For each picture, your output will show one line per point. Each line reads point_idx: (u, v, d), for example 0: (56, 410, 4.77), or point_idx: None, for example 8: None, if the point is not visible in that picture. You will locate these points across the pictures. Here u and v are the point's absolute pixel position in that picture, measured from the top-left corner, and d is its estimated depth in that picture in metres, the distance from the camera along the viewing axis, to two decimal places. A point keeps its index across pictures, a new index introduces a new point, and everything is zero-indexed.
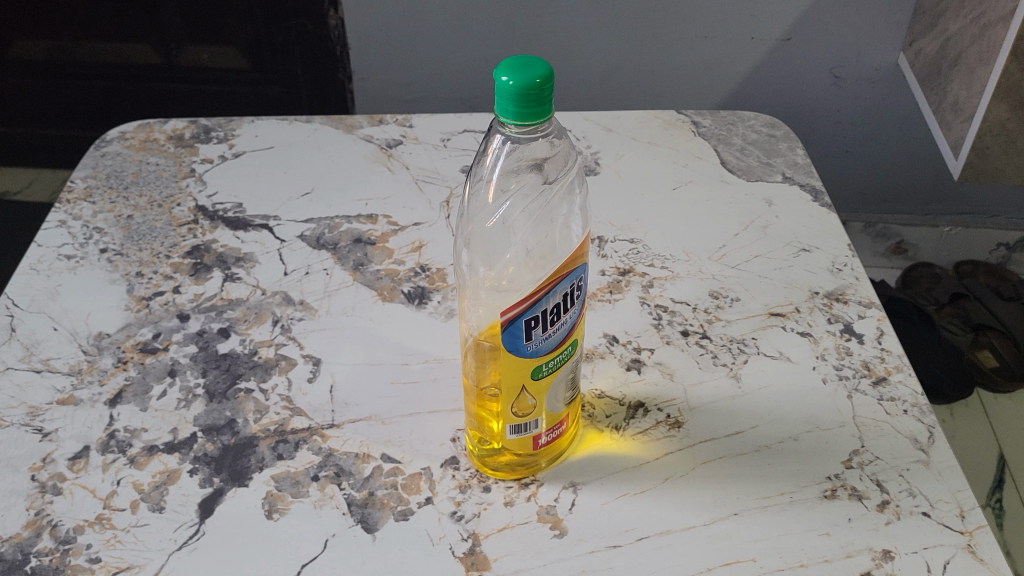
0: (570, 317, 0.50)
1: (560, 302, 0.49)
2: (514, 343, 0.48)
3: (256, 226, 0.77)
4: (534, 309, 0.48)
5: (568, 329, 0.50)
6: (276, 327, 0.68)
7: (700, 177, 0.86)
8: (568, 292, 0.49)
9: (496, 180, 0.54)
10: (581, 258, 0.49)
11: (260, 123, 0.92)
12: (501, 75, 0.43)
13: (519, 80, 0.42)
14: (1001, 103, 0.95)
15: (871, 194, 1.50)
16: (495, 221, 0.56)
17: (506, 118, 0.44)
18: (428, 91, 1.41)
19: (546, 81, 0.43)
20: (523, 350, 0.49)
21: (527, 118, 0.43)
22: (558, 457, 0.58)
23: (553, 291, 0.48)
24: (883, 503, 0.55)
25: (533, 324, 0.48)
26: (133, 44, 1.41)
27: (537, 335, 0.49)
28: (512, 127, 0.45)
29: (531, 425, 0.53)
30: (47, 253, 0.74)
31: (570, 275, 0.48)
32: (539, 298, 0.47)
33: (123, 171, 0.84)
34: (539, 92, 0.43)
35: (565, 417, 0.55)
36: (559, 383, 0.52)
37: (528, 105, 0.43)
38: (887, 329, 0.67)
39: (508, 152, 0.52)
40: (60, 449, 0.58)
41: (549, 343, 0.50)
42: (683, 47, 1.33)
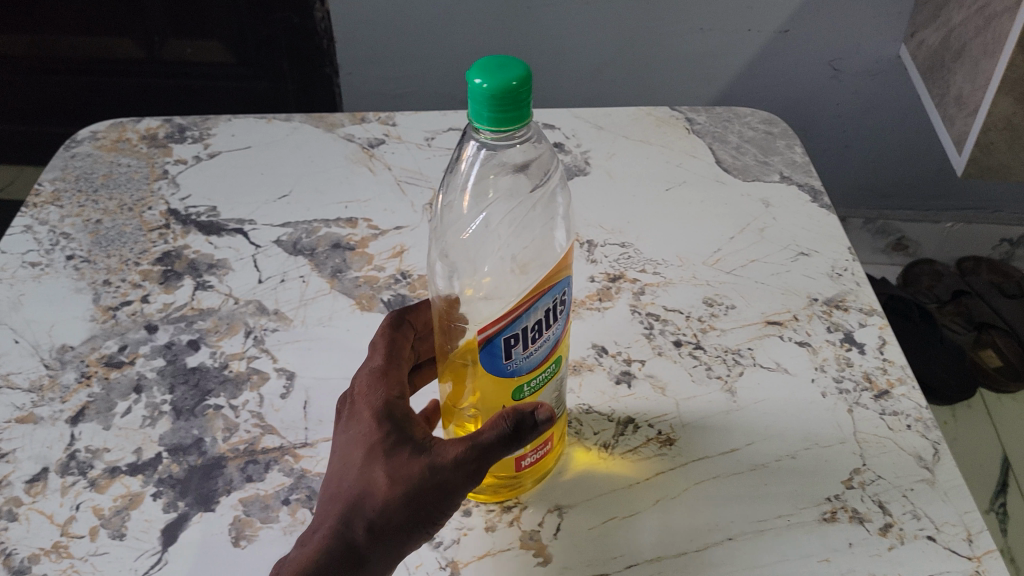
0: (553, 331, 0.47)
1: (543, 317, 0.45)
2: (492, 361, 0.46)
3: (230, 231, 0.74)
4: (514, 327, 0.44)
5: (551, 346, 0.47)
6: (249, 338, 0.65)
7: (694, 177, 0.82)
8: (550, 306, 0.45)
9: (473, 187, 0.51)
10: (564, 270, 0.46)
11: (237, 122, 0.89)
12: (474, 78, 0.40)
13: (493, 82, 0.39)
14: (1005, 97, 0.91)
15: (871, 189, 1.47)
16: (473, 231, 0.52)
17: (480, 124, 0.41)
18: (416, 86, 1.38)
19: (523, 83, 0.40)
20: (501, 367, 0.46)
21: (503, 124, 0.40)
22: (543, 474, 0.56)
23: (535, 306, 0.44)
24: (886, 526, 0.52)
25: (512, 341, 0.45)
26: (119, 40, 1.41)
27: (518, 353, 0.46)
28: (486, 134, 0.42)
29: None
30: (11, 261, 0.71)
31: (552, 287, 0.45)
32: (518, 316, 0.44)
33: (94, 173, 0.80)
34: (516, 95, 0.39)
35: (550, 436, 0.52)
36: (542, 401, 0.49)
37: (504, 109, 0.40)
38: (890, 338, 0.64)
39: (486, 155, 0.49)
40: (16, 471, 0.55)
41: (529, 360, 0.47)
42: (678, 38, 1.29)
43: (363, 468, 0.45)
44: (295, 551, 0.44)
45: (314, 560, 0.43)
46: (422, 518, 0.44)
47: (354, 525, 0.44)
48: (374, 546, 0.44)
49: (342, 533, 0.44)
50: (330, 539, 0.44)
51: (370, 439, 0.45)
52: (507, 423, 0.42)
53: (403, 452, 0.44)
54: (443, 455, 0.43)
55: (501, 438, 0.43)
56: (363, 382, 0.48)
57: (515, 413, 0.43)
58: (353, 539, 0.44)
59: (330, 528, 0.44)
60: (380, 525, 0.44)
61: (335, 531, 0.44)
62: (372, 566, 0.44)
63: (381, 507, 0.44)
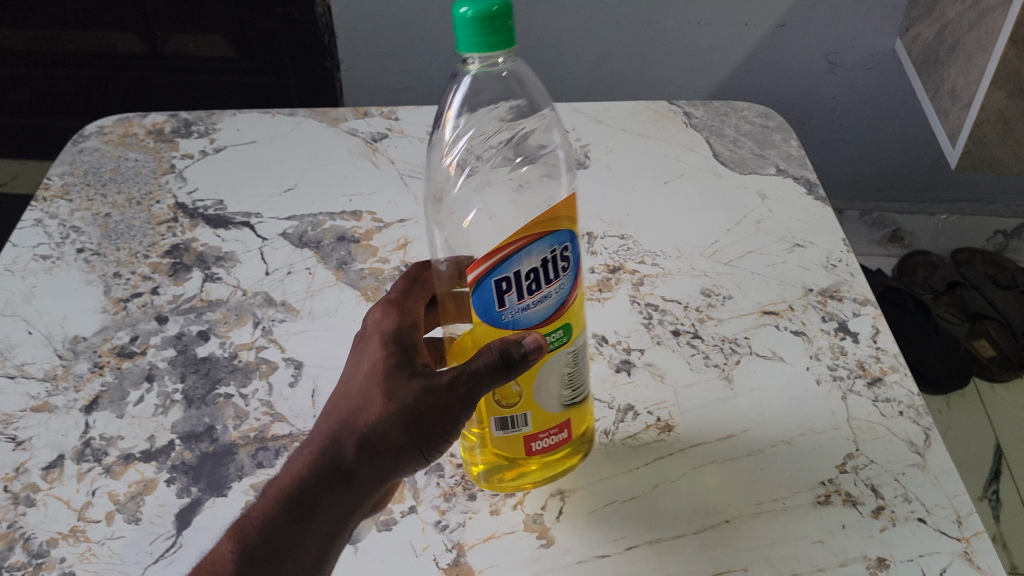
0: (555, 289, 0.45)
1: (539, 267, 0.44)
2: (485, 307, 0.44)
3: (237, 224, 0.76)
4: (504, 270, 0.43)
5: (554, 306, 0.45)
6: (257, 329, 0.66)
7: (692, 170, 0.84)
8: (548, 256, 0.44)
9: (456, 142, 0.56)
10: (564, 219, 0.44)
11: (242, 117, 0.90)
12: (459, 7, 0.41)
13: (476, 9, 0.40)
14: (999, 90, 0.93)
15: (867, 181, 1.48)
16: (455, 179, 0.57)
17: (467, 50, 0.42)
18: (417, 80, 1.39)
19: (504, 9, 0.41)
20: (494, 315, 0.45)
21: (488, 49, 0.41)
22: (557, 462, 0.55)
23: (526, 249, 0.43)
24: (878, 508, 0.53)
25: (504, 286, 0.44)
26: (117, 34, 1.39)
27: (512, 302, 0.44)
28: (473, 61, 0.45)
29: (519, 423, 0.47)
30: (22, 254, 0.72)
31: (549, 236, 0.44)
32: (507, 255, 0.43)
33: (101, 167, 0.82)
34: (498, 21, 0.41)
35: (566, 423, 0.50)
36: (550, 376, 0.47)
37: (488, 35, 0.41)
38: (883, 327, 0.66)
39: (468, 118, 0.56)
40: (33, 458, 0.57)
41: (527, 315, 0.45)
42: (676, 33, 1.31)
43: (363, 388, 0.47)
44: (289, 461, 0.47)
45: (304, 469, 0.45)
46: (413, 438, 0.45)
47: (345, 442, 0.46)
48: (362, 462, 0.46)
49: (333, 448, 0.46)
50: (321, 452, 0.46)
51: (373, 365, 0.48)
52: (494, 352, 0.43)
53: (402, 378, 0.47)
54: (438, 381, 0.45)
55: (491, 366, 0.43)
56: (379, 319, 0.52)
57: (503, 343, 0.44)
58: (342, 454, 0.46)
59: (323, 442, 0.46)
60: (370, 441, 0.46)
61: (328, 444, 0.46)
62: (359, 481, 0.46)
63: (372, 424, 0.46)
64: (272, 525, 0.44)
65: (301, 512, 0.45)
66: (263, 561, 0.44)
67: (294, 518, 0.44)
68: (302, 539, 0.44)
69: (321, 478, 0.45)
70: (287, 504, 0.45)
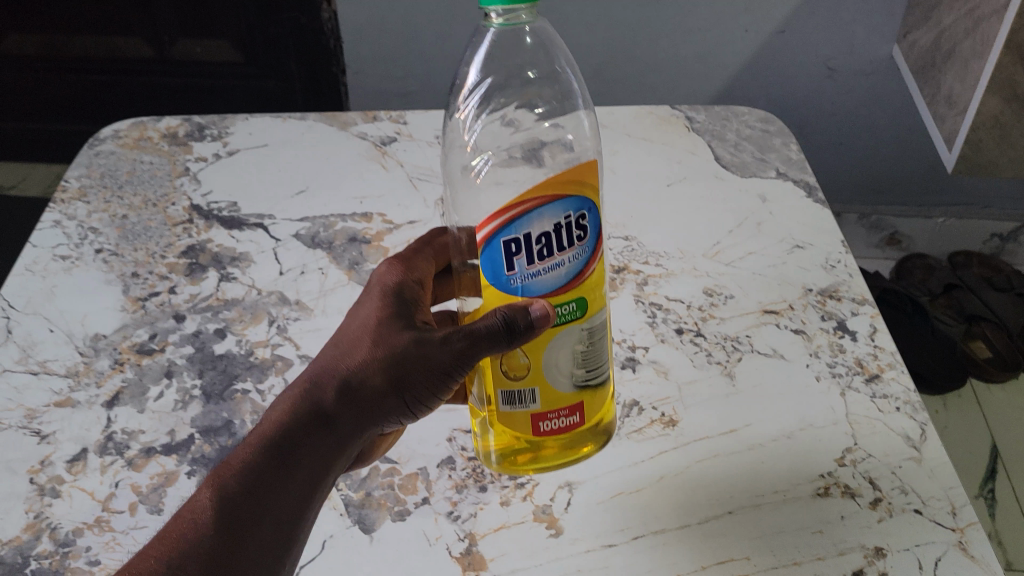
0: (570, 258, 0.45)
1: (552, 232, 0.44)
2: (495, 269, 0.45)
3: (251, 225, 0.78)
4: (513, 231, 0.44)
5: (567, 275, 0.45)
6: (272, 327, 0.68)
7: (695, 173, 0.86)
8: (562, 223, 0.44)
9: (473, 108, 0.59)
10: (581, 187, 0.44)
11: (255, 121, 0.92)
12: None
13: None
14: (994, 96, 0.95)
15: (865, 185, 1.50)
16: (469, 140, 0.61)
17: (492, 5, 0.41)
18: (422, 85, 1.41)
19: None
20: (503, 279, 0.45)
21: (512, 4, 0.41)
22: (569, 449, 0.53)
23: (537, 212, 0.43)
24: (876, 500, 0.55)
25: (514, 249, 0.44)
26: (125, 39, 1.42)
27: (522, 266, 0.44)
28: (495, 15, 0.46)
29: (526, 398, 0.47)
30: (42, 254, 0.74)
31: (563, 201, 0.44)
32: (515, 216, 0.43)
33: (118, 170, 0.84)
34: None
35: (579, 405, 0.49)
36: (560, 350, 0.47)
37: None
38: (880, 326, 0.68)
39: (491, 77, 0.57)
40: (57, 452, 0.58)
41: (538, 282, 0.45)
42: (677, 39, 1.33)
43: (353, 340, 0.50)
44: (275, 403, 0.49)
45: (288, 413, 0.48)
46: (398, 389, 0.48)
47: (329, 387, 0.48)
48: (342, 409, 0.48)
49: (317, 392, 0.48)
50: (305, 396, 0.48)
51: (367, 320, 0.51)
52: (500, 318, 0.44)
53: (393, 333, 0.49)
54: (429, 339, 0.48)
55: (493, 330, 0.44)
56: (380, 280, 0.54)
57: (511, 310, 0.44)
58: (325, 399, 0.48)
59: (308, 386, 0.49)
60: (356, 389, 0.48)
61: (313, 390, 0.49)
62: (339, 428, 0.48)
63: (358, 373, 0.48)
64: (254, 466, 0.47)
65: (282, 454, 0.47)
66: (241, 500, 0.46)
67: (276, 459, 0.47)
68: (282, 479, 0.47)
69: (303, 420, 0.48)
70: (269, 447, 0.47)
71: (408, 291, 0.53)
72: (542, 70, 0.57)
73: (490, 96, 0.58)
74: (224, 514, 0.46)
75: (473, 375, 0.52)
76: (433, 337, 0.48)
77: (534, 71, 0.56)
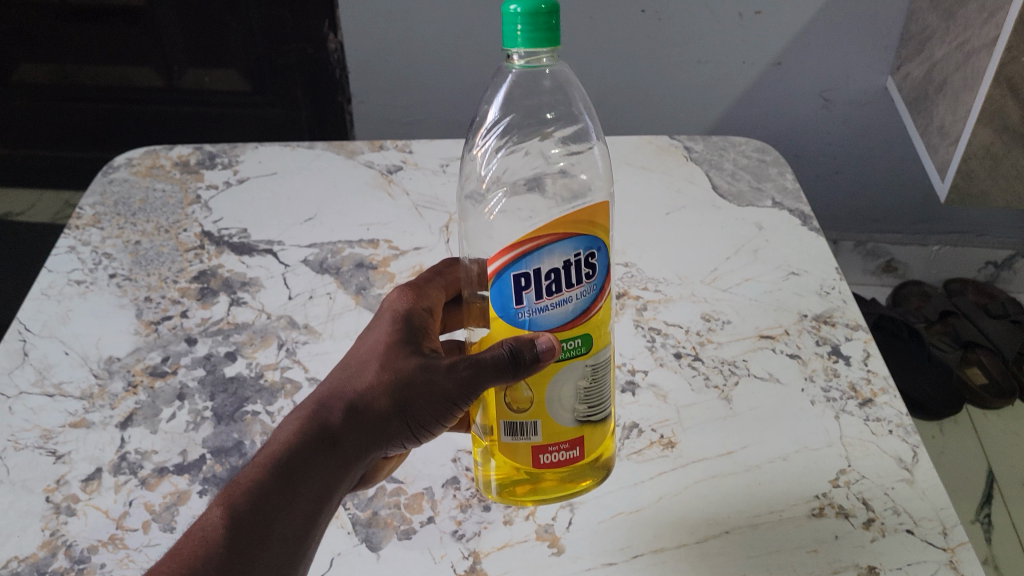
0: (577, 295, 0.47)
1: (561, 270, 0.46)
2: (503, 302, 0.47)
3: (261, 251, 0.80)
4: (523, 266, 0.46)
5: (574, 311, 0.47)
6: (281, 350, 0.70)
7: (693, 202, 0.88)
8: (570, 261, 0.46)
9: (490, 144, 0.61)
10: (590, 227, 0.46)
11: (264, 150, 0.96)
12: (509, 4, 0.43)
13: (526, 5, 0.43)
14: (985, 128, 0.97)
15: (861, 213, 1.52)
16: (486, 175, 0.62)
17: (515, 44, 0.44)
18: (426, 114, 1.44)
19: (552, 9, 0.43)
20: (511, 312, 0.47)
21: (534, 43, 0.43)
22: (568, 482, 0.54)
23: (548, 249, 0.45)
24: (869, 520, 0.57)
25: (523, 283, 0.46)
26: (136, 68, 1.44)
27: (530, 300, 0.46)
28: (517, 56, 0.48)
29: (528, 430, 0.49)
30: (58, 279, 0.76)
31: (574, 240, 0.46)
32: (526, 252, 0.45)
33: (131, 198, 0.87)
34: (546, 19, 0.43)
35: (580, 440, 0.50)
36: (564, 385, 0.48)
37: (538, 32, 0.43)
38: (874, 351, 0.70)
39: (509, 116, 0.60)
40: (72, 471, 0.59)
41: (545, 316, 0.47)
42: (675, 70, 1.36)
43: (361, 365, 0.51)
44: (283, 424, 0.51)
45: (297, 433, 0.49)
46: (404, 414, 0.50)
47: (337, 410, 0.50)
48: (349, 432, 0.50)
49: (325, 414, 0.50)
50: (314, 417, 0.50)
51: (375, 347, 0.53)
52: (505, 349, 0.46)
53: (400, 360, 0.51)
54: (436, 367, 0.50)
55: (500, 361, 0.46)
56: (388, 309, 0.56)
57: (518, 342, 0.46)
58: (333, 422, 0.50)
59: (317, 408, 0.50)
60: (363, 412, 0.50)
61: (321, 411, 0.50)
62: (345, 449, 0.50)
63: (365, 396, 0.50)
64: (263, 483, 0.47)
65: (290, 470, 0.48)
66: (248, 513, 0.46)
67: (284, 477, 0.48)
68: (289, 497, 0.48)
69: (311, 441, 0.49)
70: (277, 463, 0.48)
71: (416, 319, 0.55)
72: (560, 112, 0.60)
73: (507, 135, 0.61)
74: (232, 527, 0.46)
75: (476, 405, 0.54)
76: (440, 365, 0.50)
77: (552, 112, 0.60)
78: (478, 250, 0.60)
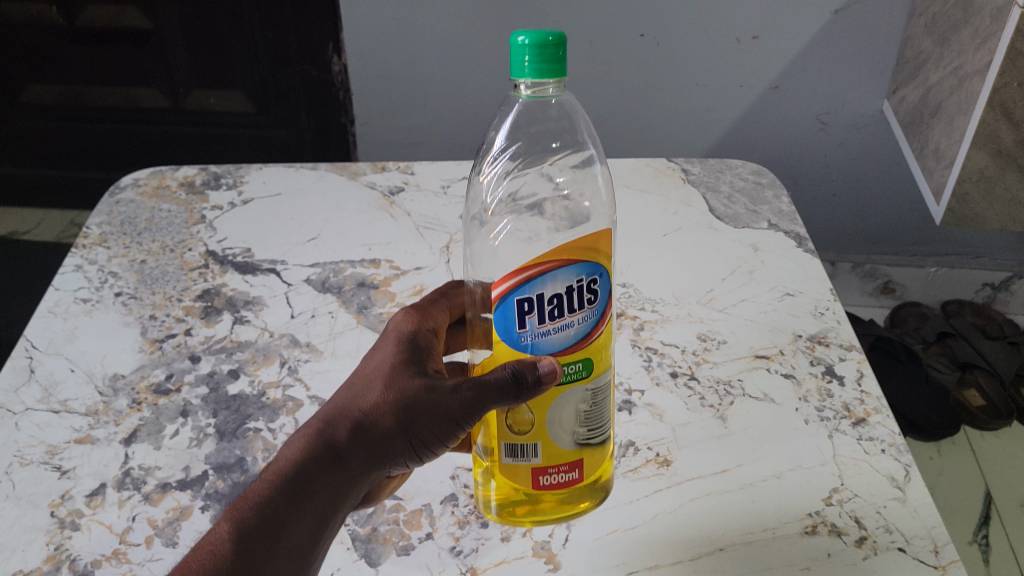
0: (579, 319, 0.48)
1: (564, 294, 0.47)
2: (507, 326, 0.48)
3: (264, 271, 0.81)
4: (527, 291, 0.47)
5: (576, 335, 0.48)
6: (284, 368, 0.71)
7: (690, 224, 0.90)
8: (574, 286, 0.47)
9: (497, 172, 0.63)
10: (593, 254, 0.47)
11: (268, 171, 0.98)
12: (518, 36, 0.45)
13: (533, 37, 0.44)
14: (979, 151, 0.99)
15: (859, 236, 1.53)
16: (492, 202, 0.64)
17: (521, 74, 0.45)
18: (428, 135, 1.46)
19: (559, 40, 0.44)
20: (514, 336, 0.48)
21: (540, 74, 0.45)
22: (567, 504, 0.55)
23: (552, 274, 0.46)
24: (861, 539, 0.57)
25: (527, 307, 0.47)
26: (142, 90, 1.46)
27: (533, 324, 0.48)
28: (523, 86, 0.50)
29: (528, 452, 0.50)
30: (64, 297, 0.78)
31: (577, 265, 0.47)
32: (530, 277, 0.46)
33: (137, 218, 0.88)
34: (553, 50, 0.44)
35: (579, 462, 0.51)
36: (565, 409, 0.49)
37: (544, 62, 0.44)
38: (867, 371, 0.71)
39: (515, 144, 0.61)
40: (77, 487, 0.60)
41: (548, 340, 0.48)
42: (673, 93, 1.38)
43: (368, 383, 0.52)
44: (290, 440, 0.52)
45: (304, 450, 0.50)
46: (408, 433, 0.51)
47: (343, 428, 0.51)
48: (355, 449, 0.51)
49: (331, 432, 0.51)
50: (321, 435, 0.51)
51: (381, 366, 0.53)
52: (508, 372, 0.47)
53: (406, 379, 0.52)
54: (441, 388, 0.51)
55: (502, 383, 0.47)
56: (395, 328, 0.57)
57: (520, 365, 0.47)
58: (338, 440, 0.51)
59: (324, 426, 0.51)
60: (368, 430, 0.51)
61: (327, 429, 0.51)
62: (350, 466, 0.51)
63: (371, 415, 0.51)
64: (270, 499, 0.49)
65: (297, 486, 0.49)
66: (255, 529, 0.48)
67: (291, 493, 0.49)
68: (295, 513, 0.49)
69: (317, 458, 0.50)
70: (284, 480, 0.49)
71: (421, 340, 0.56)
72: (566, 141, 0.61)
73: (515, 164, 0.63)
74: (240, 542, 0.47)
75: (478, 426, 0.55)
76: (444, 385, 0.51)
77: (557, 141, 0.61)
78: (482, 272, 0.61)
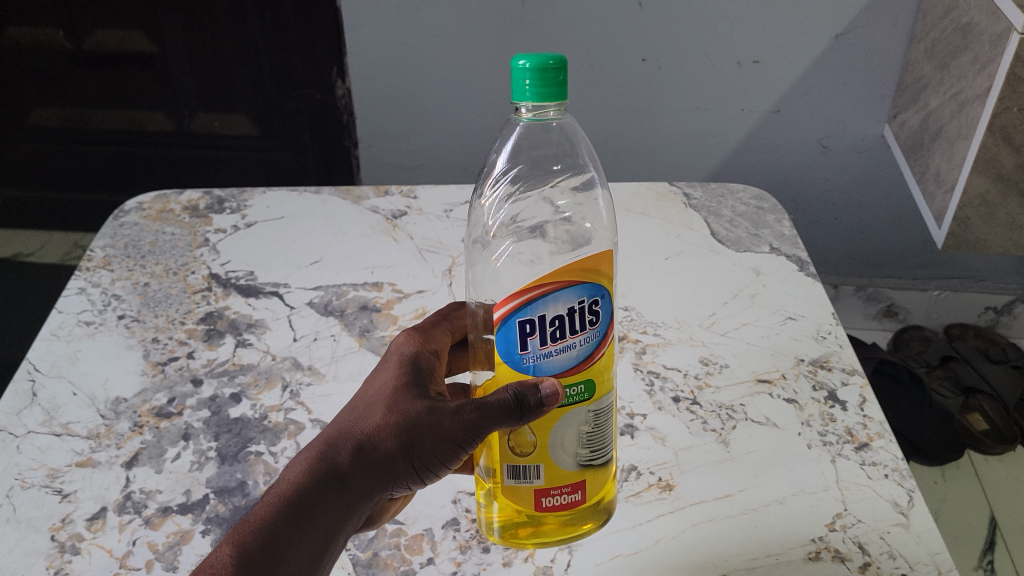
0: (580, 341, 0.48)
1: (565, 316, 0.47)
2: (509, 348, 0.48)
3: (267, 294, 0.82)
4: (528, 313, 0.47)
5: (577, 357, 0.48)
6: (285, 392, 0.71)
7: (692, 247, 0.90)
8: (574, 307, 0.47)
9: (500, 194, 0.64)
10: (592, 275, 0.48)
11: (272, 195, 0.98)
12: (519, 60, 0.45)
13: (534, 61, 0.44)
14: (980, 176, 0.99)
15: (861, 259, 1.54)
16: (495, 223, 0.64)
17: (522, 98, 0.45)
18: (431, 159, 1.47)
19: (559, 63, 0.45)
20: (516, 358, 0.48)
21: (541, 98, 0.45)
22: (569, 526, 0.55)
23: (553, 296, 0.47)
24: (865, 564, 0.57)
25: (528, 329, 0.47)
26: (146, 113, 1.47)
27: (535, 346, 0.48)
28: (524, 110, 0.50)
29: (531, 474, 0.50)
30: (68, 320, 0.78)
31: (578, 287, 0.47)
32: (531, 299, 0.47)
33: (141, 241, 0.89)
34: (554, 74, 0.45)
35: (581, 484, 0.51)
36: (567, 431, 0.49)
37: (545, 85, 0.45)
38: (870, 396, 0.71)
39: (517, 167, 0.63)
40: (77, 510, 0.60)
41: (549, 362, 0.48)
42: (675, 116, 1.39)
43: (370, 405, 0.52)
44: (291, 463, 0.51)
45: (306, 473, 0.50)
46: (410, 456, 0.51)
47: (345, 451, 0.51)
48: (357, 472, 0.51)
49: (333, 454, 0.51)
50: (323, 458, 0.51)
51: (382, 388, 0.53)
52: (509, 394, 0.47)
53: (408, 401, 0.52)
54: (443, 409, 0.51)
55: (504, 405, 0.47)
56: (397, 349, 0.57)
57: (522, 388, 0.47)
58: (341, 462, 0.51)
59: (326, 449, 0.51)
60: (370, 453, 0.51)
61: (329, 451, 0.51)
62: (352, 490, 0.50)
63: (373, 438, 0.51)
64: (272, 522, 0.48)
65: (299, 510, 0.49)
66: (256, 551, 0.47)
67: (293, 516, 0.49)
68: (297, 535, 0.48)
69: (318, 481, 0.50)
70: (286, 502, 0.49)
71: (423, 362, 0.56)
72: (568, 164, 0.62)
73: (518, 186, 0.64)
74: (243, 564, 0.47)
75: (480, 449, 0.55)
76: (445, 407, 0.51)
77: (558, 164, 0.62)
78: (484, 295, 0.61)
